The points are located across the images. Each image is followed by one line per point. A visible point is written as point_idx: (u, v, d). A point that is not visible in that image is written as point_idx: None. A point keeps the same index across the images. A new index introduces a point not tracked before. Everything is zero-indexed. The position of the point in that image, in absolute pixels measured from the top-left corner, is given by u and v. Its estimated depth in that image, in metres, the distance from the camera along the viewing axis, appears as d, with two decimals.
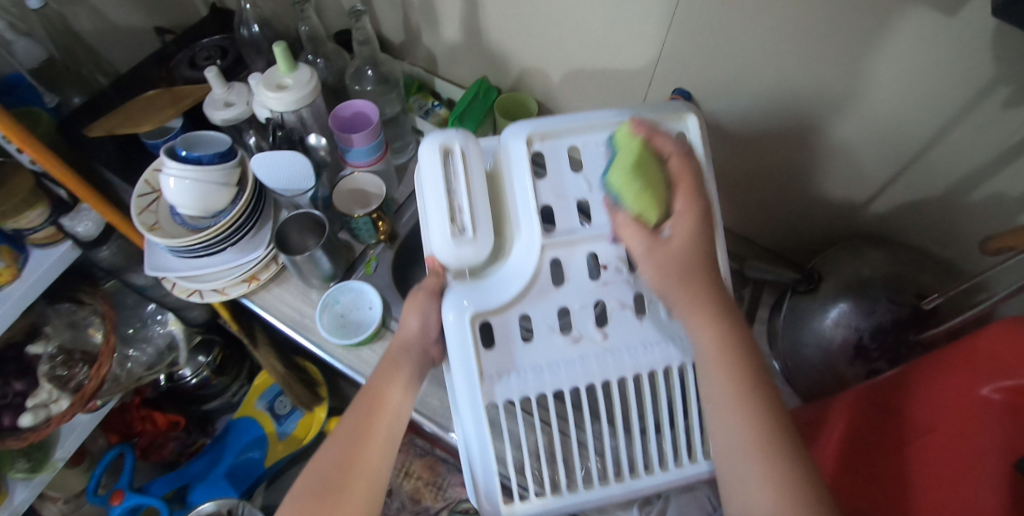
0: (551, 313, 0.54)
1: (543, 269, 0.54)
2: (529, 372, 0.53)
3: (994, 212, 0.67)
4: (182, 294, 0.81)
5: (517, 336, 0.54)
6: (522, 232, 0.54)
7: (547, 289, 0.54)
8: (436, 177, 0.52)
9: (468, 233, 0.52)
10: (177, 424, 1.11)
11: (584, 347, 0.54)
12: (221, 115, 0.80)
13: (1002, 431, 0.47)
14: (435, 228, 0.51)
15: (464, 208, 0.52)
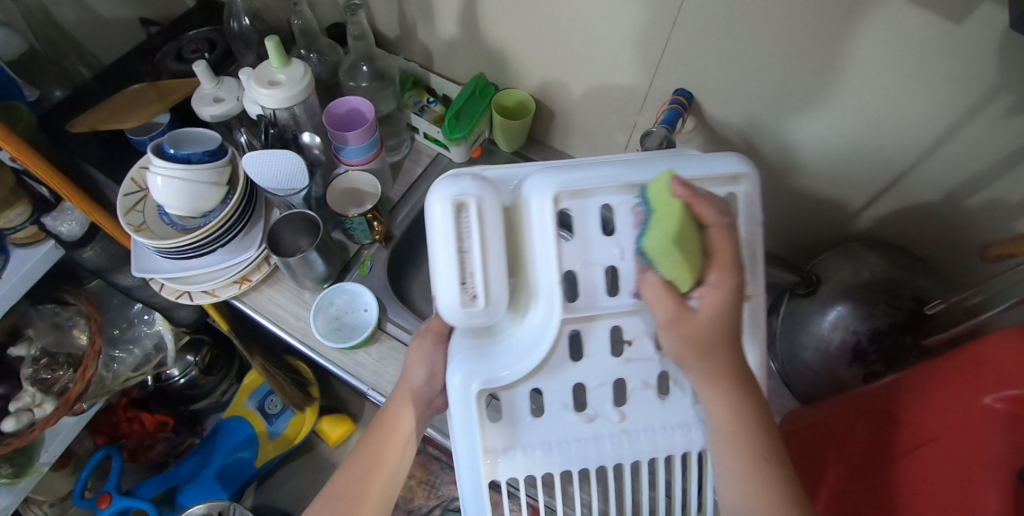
0: (565, 389, 0.52)
1: (560, 345, 0.51)
2: (538, 448, 0.51)
3: (992, 217, 0.67)
4: (171, 296, 0.79)
5: (528, 411, 0.52)
6: (539, 302, 0.50)
7: (563, 364, 0.51)
8: (446, 234, 0.45)
9: (480, 302, 0.46)
10: (166, 425, 1.09)
11: (597, 426, 0.52)
12: (210, 111, 0.78)
13: (1005, 439, 0.46)
14: (444, 292, 0.46)
15: (477, 271, 0.46)
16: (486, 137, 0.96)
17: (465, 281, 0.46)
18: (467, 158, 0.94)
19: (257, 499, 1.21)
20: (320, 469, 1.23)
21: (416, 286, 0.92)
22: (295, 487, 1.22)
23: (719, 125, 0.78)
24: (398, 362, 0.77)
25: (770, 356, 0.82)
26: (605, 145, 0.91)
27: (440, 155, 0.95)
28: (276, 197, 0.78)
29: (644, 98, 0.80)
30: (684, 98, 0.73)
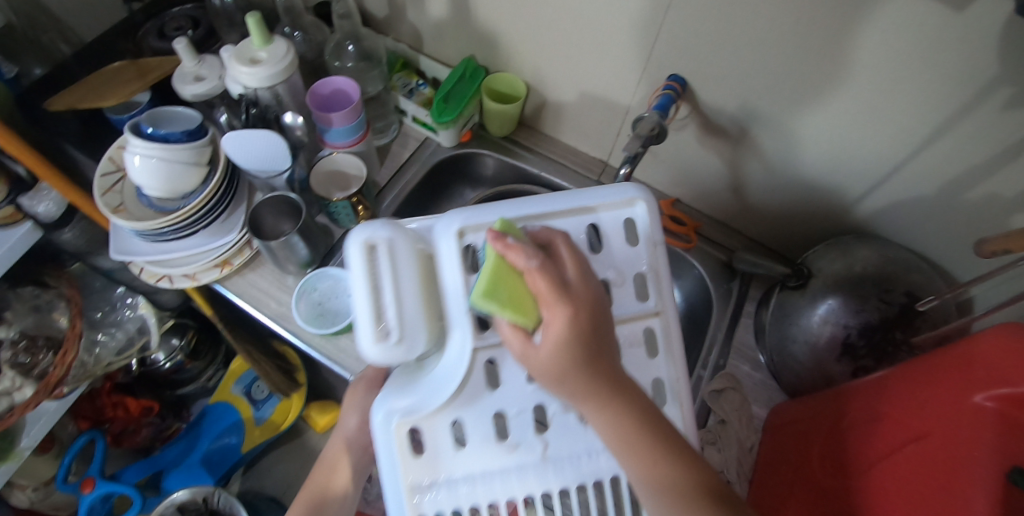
0: (485, 418, 0.48)
1: (476, 370, 0.48)
2: (461, 482, 0.47)
3: (988, 211, 0.66)
4: (151, 280, 0.77)
5: (448, 440, 0.47)
6: (455, 337, 0.48)
7: (480, 394, 0.48)
8: (352, 275, 0.43)
9: (394, 340, 0.44)
10: (151, 409, 1.07)
11: (521, 456, 0.48)
12: (191, 90, 0.76)
13: (994, 442, 0.44)
14: (355, 331, 0.44)
15: (389, 307, 0.44)
16: (476, 121, 0.94)
17: (376, 322, 0.44)
18: (457, 142, 0.92)
19: (243, 485, 1.20)
20: (308, 454, 1.23)
21: None
22: (282, 472, 1.22)
23: (713, 113, 0.76)
24: None
25: (759, 348, 0.81)
26: (597, 131, 0.89)
27: (429, 139, 0.93)
28: (258, 179, 0.76)
29: (637, 84, 0.78)
30: (678, 84, 0.72)
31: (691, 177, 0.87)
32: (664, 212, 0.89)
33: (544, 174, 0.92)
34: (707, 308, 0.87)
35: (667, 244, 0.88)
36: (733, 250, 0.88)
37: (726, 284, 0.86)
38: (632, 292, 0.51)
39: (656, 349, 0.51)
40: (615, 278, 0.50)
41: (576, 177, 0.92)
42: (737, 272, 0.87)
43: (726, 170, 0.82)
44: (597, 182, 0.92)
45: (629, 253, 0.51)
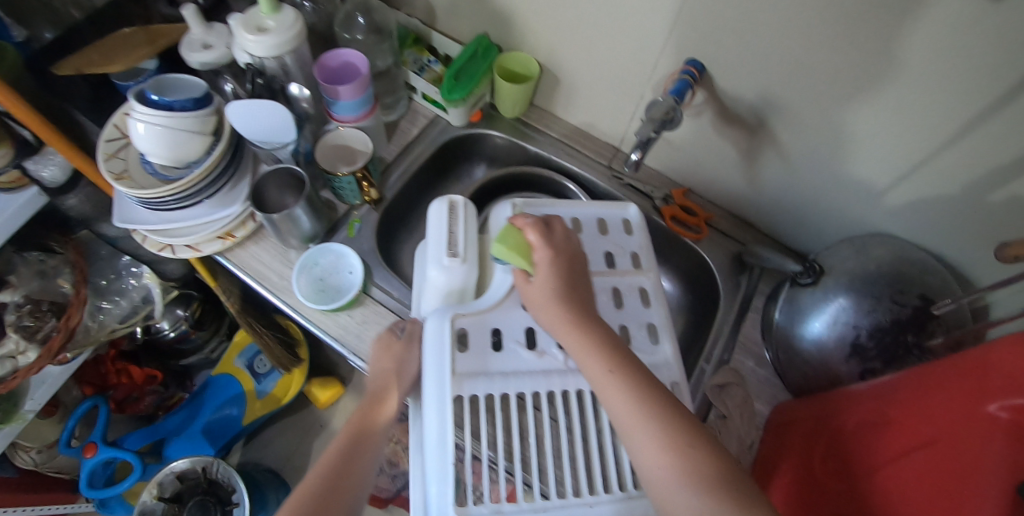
0: (518, 329, 0.63)
1: (513, 294, 0.66)
2: (496, 373, 0.59)
3: (1011, 216, 0.63)
4: (153, 249, 0.77)
5: (488, 344, 0.61)
6: (498, 271, 0.68)
7: (516, 311, 0.65)
8: (440, 219, 0.68)
9: (460, 261, 0.66)
10: (154, 378, 1.08)
11: (547, 361, 0.61)
12: (199, 58, 0.74)
13: (1006, 451, 0.42)
14: (434, 254, 0.66)
15: (461, 242, 0.67)
16: (487, 101, 0.92)
17: (452, 247, 0.67)
18: (466, 122, 0.91)
19: (244, 456, 1.21)
20: (308, 428, 1.24)
21: (406, 253, 0.90)
22: (282, 445, 1.23)
23: (730, 101, 0.74)
24: (381, 327, 0.75)
25: (765, 344, 0.79)
26: (610, 115, 0.86)
27: (438, 117, 0.91)
28: (263, 150, 0.75)
29: (653, 67, 0.75)
30: (696, 69, 0.69)
31: (704, 167, 0.85)
32: (675, 201, 0.87)
33: (555, 158, 0.90)
34: (715, 301, 0.85)
35: (676, 234, 0.86)
36: (745, 244, 0.86)
37: (735, 278, 0.84)
38: (627, 260, 0.71)
39: (650, 300, 0.67)
40: (615, 251, 0.71)
41: (587, 162, 0.90)
42: (747, 266, 0.85)
43: (741, 161, 0.80)
44: (608, 168, 0.90)
45: (627, 237, 0.73)
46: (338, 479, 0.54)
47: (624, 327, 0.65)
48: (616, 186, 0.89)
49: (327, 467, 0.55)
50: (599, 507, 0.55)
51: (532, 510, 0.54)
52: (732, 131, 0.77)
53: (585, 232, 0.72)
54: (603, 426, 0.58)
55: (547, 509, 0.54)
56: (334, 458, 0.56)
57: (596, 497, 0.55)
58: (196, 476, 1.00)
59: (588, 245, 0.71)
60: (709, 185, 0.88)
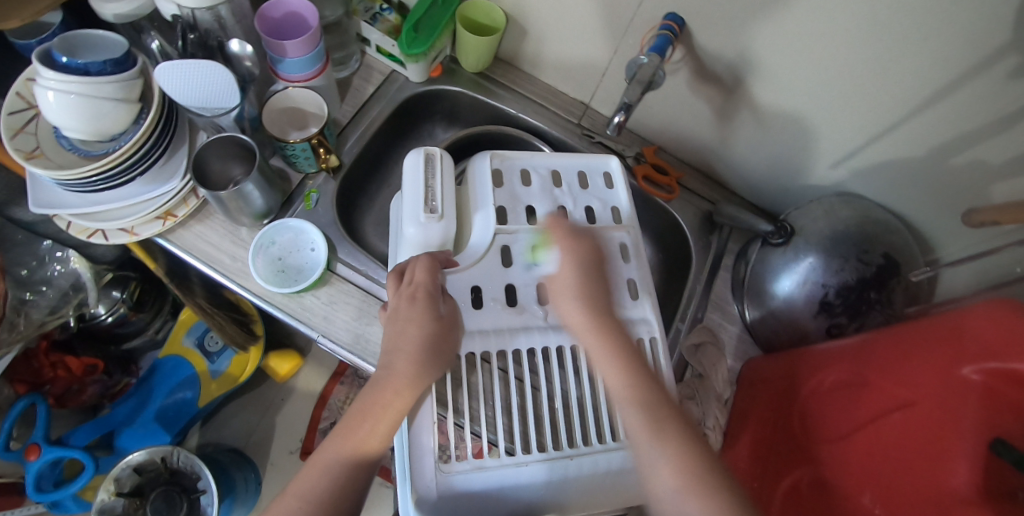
0: (499, 288, 0.61)
1: (492, 250, 0.62)
2: (466, 332, 0.57)
3: (971, 179, 0.66)
4: (81, 235, 0.68)
5: (469, 301, 0.59)
6: (478, 225, 0.64)
7: (496, 268, 0.62)
8: (417, 171, 0.62)
9: (438, 218, 0.61)
10: (95, 368, 0.99)
11: (526, 318, 0.60)
12: (112, 9, 0.63)
13: (980, 411, 0.46)
14: (410, 209, 0.61)
15: (439, 197, 0.62)
16: (447, 54, 0.85)
17: (429, 204, 0.61)
18: (425, 78, 0.83)
19: (203, 437, 1.15)
20: (269, 405, 1.19)
21: (366, 222, 0.84)
22: (242, 423, 1.17)
23: (709, 62, 0.71)
24: (350, 306, 0.70)
25: (735, 300, 0.80)
26: (581, 72, 0.81)
27: (395, 73, 0.83)
28: (202, 118, 0.65)
29: (629, 22, 0.71)
30: (676, 24, 0.66)
31: (677, 123, 0.82)
32: (647, 160, 0.85)
33: (523, 116, 0.85)
34: (685, 259, 0.85)
35: (648, 194, 0.84)
36: (714, 203, 0.86)
37: (706, 238, 0.84)
38: (608, 215, 0.69)
39: (628, 257, 0.65)
40: (596, 207, 0.69)
41: (556, 120, 0.86)
42: (717, 225, 0.85)
43: (714, 120, 0.78)
44: (577, 126, 0.86)
45: (609, 192, 0.70)
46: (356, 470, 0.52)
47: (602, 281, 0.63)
48: (587, 145, 0.85)
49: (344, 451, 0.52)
50: (578, 459, 0.55)
51: (515, 464, 0.54)
52: (708, 91, 0.75)
53: (564, 186, 0.69)
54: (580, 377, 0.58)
55: (525, 463, 0.54)
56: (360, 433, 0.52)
57: (573, 450, 0.56)
58: (155, 468, 0.95)
59: (569, 198, 0.68)
60: (679, 143, 0.86)
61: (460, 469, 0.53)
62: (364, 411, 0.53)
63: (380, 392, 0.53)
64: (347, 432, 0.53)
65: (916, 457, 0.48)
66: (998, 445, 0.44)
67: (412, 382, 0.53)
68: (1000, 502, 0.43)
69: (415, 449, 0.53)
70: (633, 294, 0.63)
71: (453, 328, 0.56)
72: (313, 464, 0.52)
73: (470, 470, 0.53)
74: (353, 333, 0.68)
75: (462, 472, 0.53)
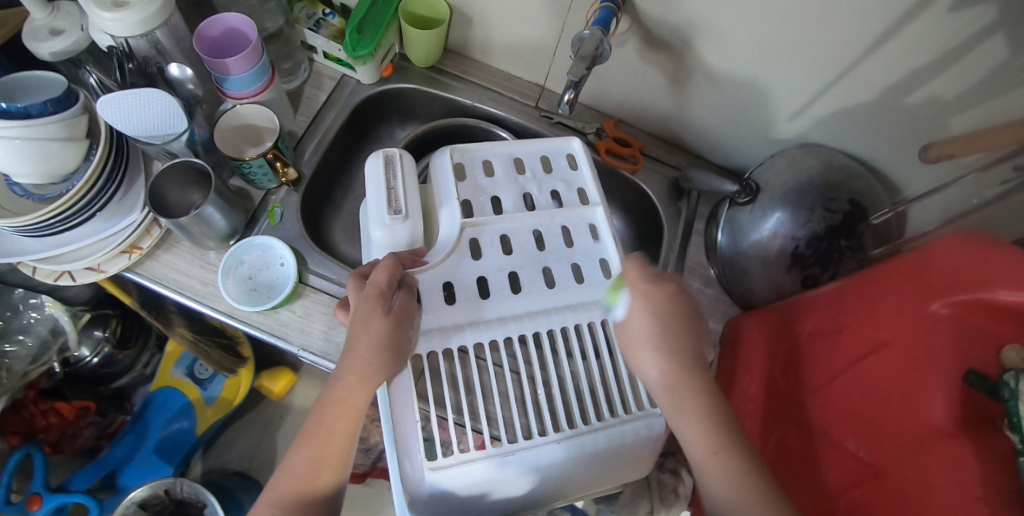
0: (469, 281, 0.61)
1: (460, 243, 0.62)
2: (434, 328, 0.58)
3: (927, 116, 0.67)
4: (47, 280, 0.66)
5: (440, 298, 0.59)
6: (444, 220, 0.64)
7: (465, 262, 0.62)
8: (378, 173, 0.63)
9: (403, 218, 0.62)
10: (87, 410, 0.99)
11: (499, 306, 0.60)
12: (48, 48, 0.62)
13: (952, 343, 0.48)
14: (375, 211, 0.61)
15: (402, 196, 0.63)
16: (396, 52, 0.84)
17: (393, 204, 0.62)
18: (377, 78, 0.82)
19: (206, 465, 1.15)
20: (268, 424, 1.19)
21: (336, 231, 0.83)
22: (244, 445, 1.17)
23: (657, 29, 0.71)
24: (326, 315, 0.69)
25: (710, 262, 0.80)
26: (533, 54, 0.81)
27: (346, 77, 0.82)
28: (152, 146, 0.64)
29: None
30: None
31: (635, 95, 0.82)
32: (608, 134, 0.85)
33: (479, 105, 0.84)
34: (657, 228, 0.85)
35: (613, 168, 0.84)
36: (680, 168, 0.86)
37: (675, 205, 0.84)
38: (574, 197, 0.69)
39: (598, 235, 0.66)
40: (562, 189, 0.69)
41: (514, 106, 0.85)
42: (685, 191, 0.85)
43: (671, 86, 0.78)
44: (535, 108, 0.85)
45: (573, 172, 0.71)
46: (338, 451, 0.53)
47: (575, 264, 0.64)
48: (547, 126, 0.84)
49: (309, 459, 0.53)
50: (566, 442, 0.55)
51: (501, 454, 0.54)
52: (663, 59, 0.75)
53: (528, 173, 0.69)
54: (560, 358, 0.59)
55: (514, 451, 0.54)
56: (321, 434, 0.53)
57: (559, 434, 0.56)
58: (160, 501, 0.95)
59: (534, 184, 0.69)
60: (639, 113, 0.86)
61: (447, 465, 0.53)
62: (325, 410, 0.53)
63: (338, 394, 0.53)
64: (311, 434, 0.53)
65: (892, 397, 0.50)
66: (972, 376, 0.45)
67: (370, 377, 0.53)
68: (976, 432, 0.45)
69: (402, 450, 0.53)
70: (606, 272, 0.64)
71: (407, 325, 0.55)
72: (283, 470, 0.53)
73: (456, 465, 0.53)
74: (332, 342, 0.68)
75: (452, 467, 0.53)
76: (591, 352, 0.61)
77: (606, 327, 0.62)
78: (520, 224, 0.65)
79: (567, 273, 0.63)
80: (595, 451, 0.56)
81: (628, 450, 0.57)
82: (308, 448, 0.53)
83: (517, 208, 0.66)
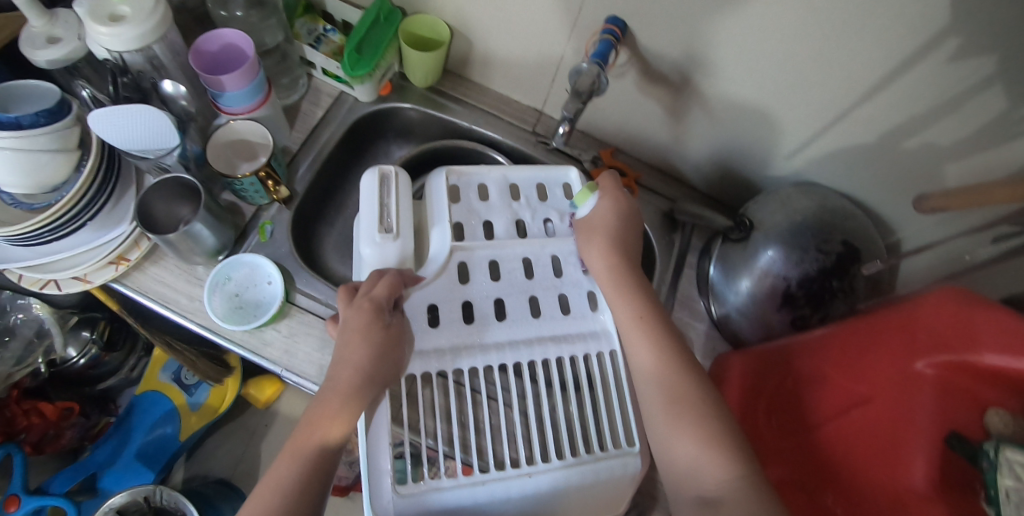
0: (455, 305, 0.60)
1: (450, 266, 0.62)
2: (415, 352, 0.57)
3: (924, 162, 0.66)
4: (33, 288, 0.66)
5: (424, 321, 0.59)
6: (435, 239, 0.64)
7: (452, 285, 0.61)
8: (370, 189, 0.62)
9: (393, 237, 0.62)
10: (71, 411, 0.98)
11: (484, 334, 0.59)
12: (44, 56, 0.62)
13: (935, 403, 0.47)
14: (366, 229, 0.61)
15: (393, 215, 0.62)
16: (396, 71, 0.84)
17: (384, 223, 0.62)
18: (375, 97, 0.82)
19: (188, 471, 1.14)
20: (253, 432, 1.18)
21: (327, 248, 0.83)
22: (227, 451, 1.17)
23: (657, 62, 0.70)
24: (311, 337, 0.68)
25: (702, 298, 0.79)
26: (531, 80, 0.81)
27: (344, 94, 0.82)
28: (146, 161, 0.64)
29: (573, 27, 0.70)
30: (617, 27, 0.65)
31: (633, 124, 0.82)
32: (604, 163, 0.84)
33: (476, 129, 0.84)
34: (649, 259, 0.85)
35: None
36: (675, 200, 0.86)
37: (668, 236, 0.84)
38: (567, 227, 0.69)
39: (589, 267, 0.66)
40: (555, 218, 0.69)
41: (511, 130, 0.84)
42: (679, 223, 0.84)
43: (668, 118, 0.78)
44: (532, 134, 0.84)
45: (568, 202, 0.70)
46: (317, 465, 0.49)
47: (563, 295, 0.64)
48: (544, 151, 0.83)
49: (297, 472, 0.49)
50: (537, 476, 0.55)
51: (471, 483, 0.53)
52: (661, 91, 0.74)
53: (523, 200, 0.69)
54: (540, 393, 0.58)
55: (485, 481, 0.54)
56: (309, 450, 0.50)
57: (533, 467, 0.55)
58: (138, 508, 0.94)
59: (528, 211, 0.68)
60: (636, 143, 0.85)
61: (416, 489, 0.52)
62: (316, 421, 0.51)
63: (324, 406, 0.52)
64: (299, 444, 0.50)
65: (874, 454, 0.49)
66: (953, 441, 0.45)
67: (356, 394, 0.52)
68: (953, 498, 0.44)
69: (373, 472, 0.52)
70: (593, 306, 0.64)
71: (400, 345, 0.56)
72: (267, 481, 0.49)
73: (426, 491, 0.52)
74: (316, 364, 0.67)
75: (419, 495, 0.52)
76: (573, 387, 0.60)
77: (589, 364, 0.61)
78: (510, 250, 0.64)
79: (553, 304, 0.63)
80: (571, 488, 0.56)
81: (606, 485, 0.57)
82: (291, 457, 0.50)
83: (509, 235, 0.66)
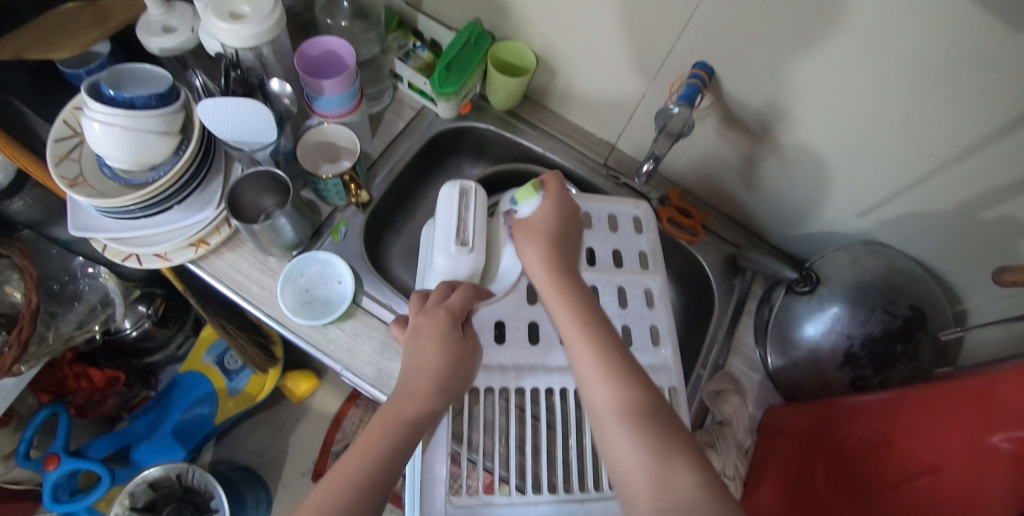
0: (523, 324, 0.62)
1: (519, 285, 0.64)
2: (482, 366, 0.58)
3: (1003, 235, 0.65)
4: (115, 259, 0.69)
5: (491, 336, 0.60)
6: (506, 255, 0.67)
7: (522, 305, 0.63)
8: (451, 204, 0.64)
9: (468, 251, 0.63)
10: (116, 381, 1.00)
11: (550, 356, 0.60)
12: (159, 43, 0.65)
13: (1010, 481, 0.46)
14: (443, 242, 0.62)
15: (469, 229, 0.64)
16: (477, 92, 0.86)
17: (461, 236, 0.63)
18: (455, 114, 0.84)
19: (216, 454, 1.16)
20: (284, 423, 1.20)
21: (392, 254, 0.85)
22: (255, 442, 1.18)
23: (736, 108, 0.71)
24: (373, 339, 0.70)
25: (758, 347, 0.79)
26: (606, 114, 0.83)
27: (425, 109, 0.85)
28: (240, 152, 0.67)
29: (658, 69, 0.71)
30: (706, 73, 0.66)
31: (704, 166, 0.83)
32: (672, 203, 0.85)
33: (549, 155, 0.86)
34: (707, 301, 0.85)
35: (671, 236, 0.84)
36: (738, 245, 0.86)
37: (728, 280, 0.84)
38: (636, 260, 0.70)
39: (654, 303, 0.66)
40: (623, 250, 0.70)
41: (581, 159, 0.86)
42: (740, 268, 0.84)
43: (740, 164, 0.79)
44: (603, 166, 0.86)
45: (638, 237, 0.71)
46: (386, 470, 0.46)
47: (627, 327, 0.65)
48: (612, 186, 0.84)
49: (367, 467, 0.46)
50: (589, 504, 0.55)
51: (523, 503, 0.54)
52: (737, 136, 0.75)
53: (595, 228, 0.70)
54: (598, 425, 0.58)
55: (536, 502, 0.54)
56: (379, 449, 0.47)
57: (586, 495, 0.55)
58: (169, 484, 0.96)
59: (600, 241, 0.69)
60: (704, 185, 0.86)
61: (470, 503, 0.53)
62: (389, 421, 0.49)
63: (394, 408, 0.50)
64: (368, 439, 0.48)
65: None
66: None
67: (424, 402, 0.51)
68: None
69: (427, 479, 0.53)
70: (656, 340, 0.64)
71: (472, 357, 0.57)
72: (334, 473, 0.46)
73: (478, 505, 0.53)
74: (376, 368, 0.68)
75: (472, 507, 0.53)
76: None
77: None
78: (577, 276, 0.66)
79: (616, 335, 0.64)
80: None
81: None
82: (363, 452, 0.47)
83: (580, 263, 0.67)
